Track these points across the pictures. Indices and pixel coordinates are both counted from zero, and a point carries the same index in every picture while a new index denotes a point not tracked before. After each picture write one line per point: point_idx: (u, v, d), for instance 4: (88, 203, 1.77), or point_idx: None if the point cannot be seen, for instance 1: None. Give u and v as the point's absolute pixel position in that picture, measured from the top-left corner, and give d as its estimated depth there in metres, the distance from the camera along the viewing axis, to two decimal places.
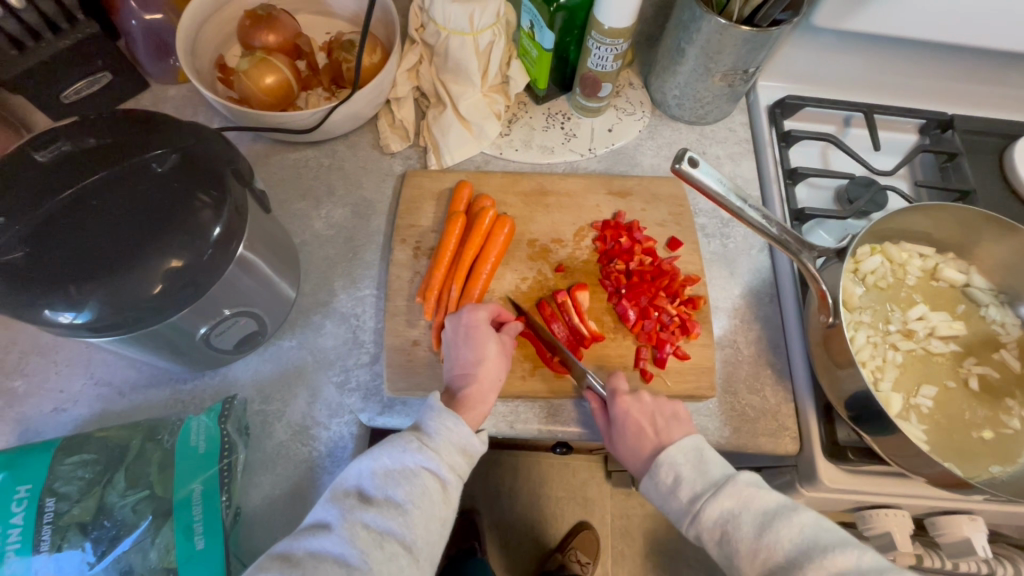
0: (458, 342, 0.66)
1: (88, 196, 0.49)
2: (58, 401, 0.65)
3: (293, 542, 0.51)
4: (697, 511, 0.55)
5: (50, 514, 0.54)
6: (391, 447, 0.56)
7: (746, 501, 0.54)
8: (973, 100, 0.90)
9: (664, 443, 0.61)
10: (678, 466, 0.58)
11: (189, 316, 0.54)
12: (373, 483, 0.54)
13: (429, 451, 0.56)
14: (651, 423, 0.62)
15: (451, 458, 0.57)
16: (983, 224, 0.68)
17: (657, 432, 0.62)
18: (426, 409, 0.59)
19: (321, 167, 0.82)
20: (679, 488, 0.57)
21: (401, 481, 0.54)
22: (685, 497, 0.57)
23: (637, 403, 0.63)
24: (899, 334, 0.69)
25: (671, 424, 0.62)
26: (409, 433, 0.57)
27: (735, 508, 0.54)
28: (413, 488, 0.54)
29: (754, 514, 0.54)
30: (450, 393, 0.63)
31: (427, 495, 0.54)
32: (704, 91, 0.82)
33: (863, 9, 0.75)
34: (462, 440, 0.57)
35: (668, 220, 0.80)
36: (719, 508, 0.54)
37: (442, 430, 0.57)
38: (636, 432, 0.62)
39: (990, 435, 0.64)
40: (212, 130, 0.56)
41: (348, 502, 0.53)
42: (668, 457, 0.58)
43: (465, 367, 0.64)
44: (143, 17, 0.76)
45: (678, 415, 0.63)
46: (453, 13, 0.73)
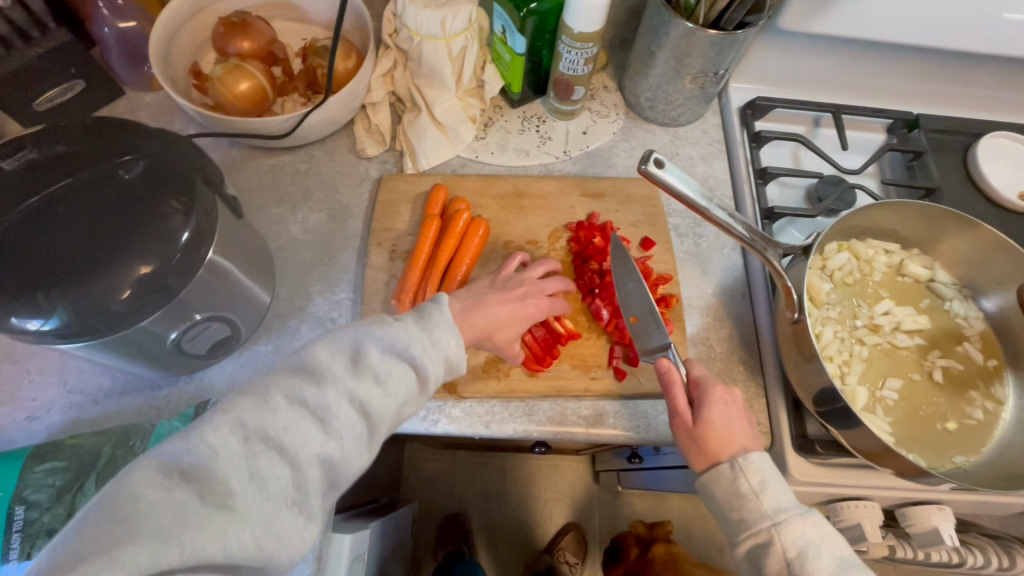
0: (532, 298, 0.69)
1: (54, 204, 0.49)
2: (31, 410, 0.65)
3: (274, 383, 0.49)
4: (780, 521, 0.53)
5: (20, 522, 0.54)
6: (391, 334, 0.54)
7: (829, 537, 0.52)
8: (938, 99, 0.92)
9: (748, 445, 0.58)
10: (767, 472, 0.55)
11: (160, 321, 0.54)
12: (366, 355, 0.52)
13: (426, 354, 0.54)
14: (741, 421, 0.60)
15: (438, 369, 0.56)
16: (945, 220, 0.70)
17: (745, 432, 0.59)
18: (434, 311, 0.58)
19: (297, 172, 0.82)
20: (764, 493, 0.54)
21: (392, 369, 0.52)
22: (769, 504, 0.54)
23: (733, 400, 0.61)
24: (866, 329, 0.71)
25: (753, 432, 0.60)
26: (414, 327, 0.55)
27: (819, 539, 0.52)
28: (400, 378, 0.52)
29: (834, 551, 0.51)
30: (463, 314, 0.66)
31: (408, 389, 0.53)
32: (675, 93, 0.83)
33: (827, 12, 0.77)
34: (453, 356, 0.57)
35: (641, 221, 0.81)
36: (803, 529, 0.52)
37: (443, 339, 0.56)
38: (727, 426, 0.58)
39: (954, 426, 0.66)
40: (182, 137, 0.56)
41: (337, 365, 0.51)
42: (760, 459, 0.56)
43: (508, 309, 0.67)
44: (116, 25, 0.77)
45: (753, 429, 0.61)
46: (425, 19, 0.74)
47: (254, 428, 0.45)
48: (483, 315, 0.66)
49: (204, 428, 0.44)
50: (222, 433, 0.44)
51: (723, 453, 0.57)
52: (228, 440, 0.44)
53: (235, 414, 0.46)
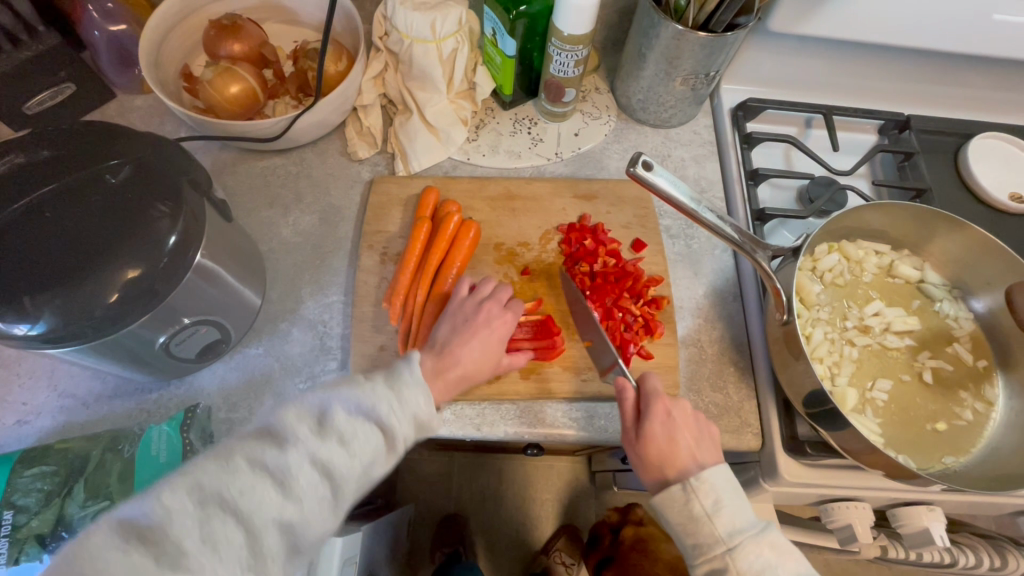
0: (500, 321, 0.67)
1: (41, 208, 0.49)
2: (21, 414, 0.65)
3: (237, 445, 0.48)
4: (735, 546, 0.53)
5: (8, 527, 0.54)
6: (360, 395, 0.54)
7: (784, 555, 0.53)
8: (929, 100, 0.93)
9: (698, 459, 0.58)
10: (720, 490, 0.55)
11: (148, 325, 0.54)
12: (332, 418, 0.51)
13: (394, 416, 0.54)
14: (690, 433, 0.60)
15: (407, 429, 0.55)
16: (934, 221, 0.70)
17: (696, 445, 0.59)
18: (406, 369, 0.57)
19: (289, 175, 0.82)
20: (718, 515, 0.54)
21: (359, 431, 0.52)
22: (723, 527, 0.54)
23: (679, 411, 0.61)
24: (856, 330, 0.71)
25: (708, 442, 0.60)
26: (383, 387, 0.55)
27: (775, 559, 0.53)
28: (367, 441, 0.52)
29: (791, 570, 0.52)
30: (437, 367, 0.64)
31: (375, 452, 0.53)
32: (666, 95, 0.84)
33: (817, 14, 0.77)
34: (423, 416, 0.56)
35: (633, 222, 0.81)
36: (759, 551, 0.53)
37: (412, 399, 0.55)
38: (671, 441, 0.59)
39: (943, 427, 0.66)
40: (170, 141, 0.56)
41: (302, 428, 0.50)
42: (711, 477, 0.56)
43: (484, 349, 0.66)
44: (105, 28, 0.77)
45: (710, 437, 0.61)
46: (415, 22, 0.74)
47: (210, 491, 0.45)
48: (458, 359, 0.64)
49: (158, 493, 0.44)
50: (178, 497, 0.44)
51: (670, 470, 0.58)
52: (185, 504, 0.44)
53: (192, 478, 0.46)
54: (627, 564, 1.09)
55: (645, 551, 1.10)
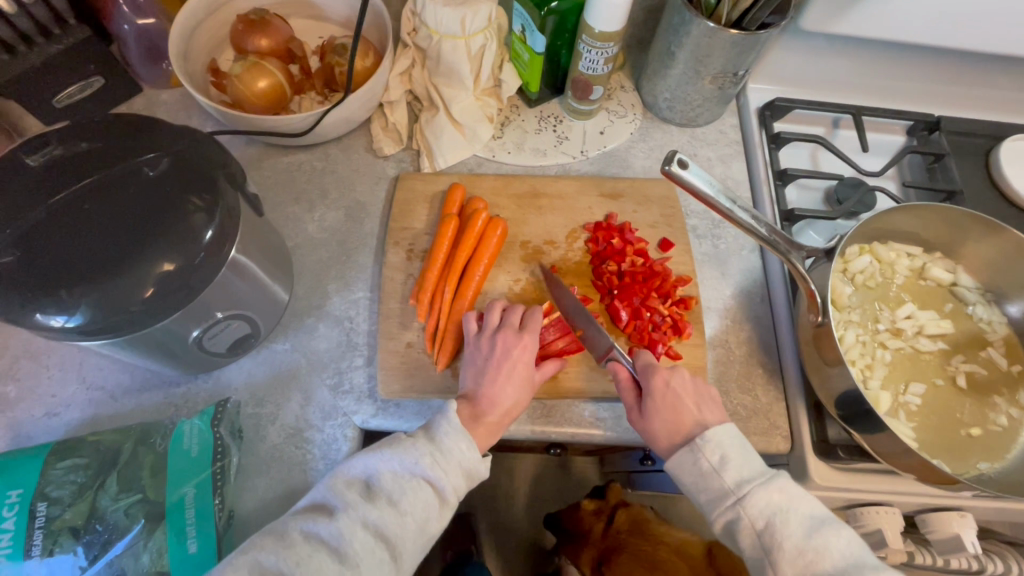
0: (519, 347, 0.65)
1: (80, 200, 0.49)
2: (50, 406, 0.65)
3: (291, 520, 0.52)
4: (743, 496, 0.55)
5: (42, 518, 0.54)
6: (401, 453, 0.56)
7: (795, 499, 0.55)
8: (959, 101, 0.91)
9: (703, 422, 0.61)
10: (725, 446, 0.58)
11: (181, 320, 0.54)
12: (378, 481, 0.55)
13: (438, 468, 0.56)
14: (691, 398, 0.62)
15: (455, 479, 0.57)
16: (969, 224, 0.70)
17: (698, 408, 0.62)
18: (442, 420, 0.59)
19: (314, 170, 0.82)
20: (726, 469, 0.57)
21: (406, 490, 0.54)
22: (731, 479, 0.56)
23: (680, 379, 0.63)
24: (888, 333, 0.70)
25: (710, 406, 0.62)
26: (423, 442, 0.57)
27: (784, 503, 0.54)
28: (416, 498, 0.54)
29: (802, 514, 0.54)
30: (474, 410, 0.62)
31: (426, 508, 0.55)
32: (694, 93, 0.83)
33: (850, 12, 0.76)
34: (469, 464, 0.57)
35: (660, 221, 0.81)
36: (768, 497, 0.55)
37: (453, 448, 0.57)
38: (677, 409, 0.61)
39: (978, 432, 0.65)
40: (205, 134, 0.56)
41: (351, 494, 0.54)
42: (716, 436, 0.58)
43: (516, 381, 0.64)
44: (135, 21, 0.77)
45: (713, 399, 0.63)
46: (444, 17, 0.74)
47: (270, 567, 0.48)
48: (493, 398, 0.62)
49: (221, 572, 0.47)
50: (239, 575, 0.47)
51: (678, 437, 0.61)
52: None
53: (252, 555, 0.49)
54: (632, 553, 0.92)
55: (644, 534, 0.95)
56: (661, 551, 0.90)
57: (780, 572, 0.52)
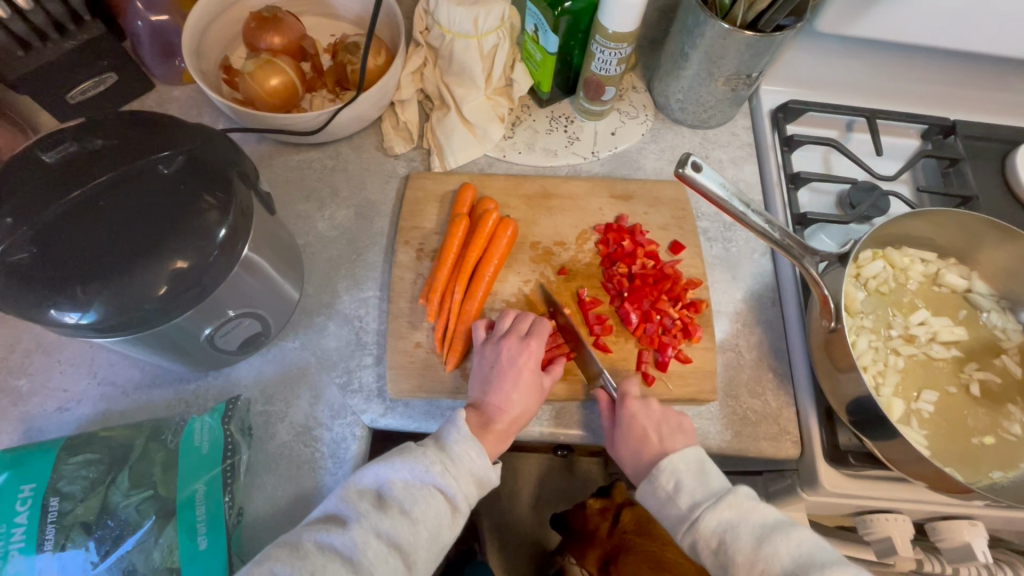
0: (525, 354, 0.65)
1: (95, 197, 0.49)
2: (62, 400, 0.65)
3: (304, 531, 0.53)
4: (696, 519, 0.56)
5: (54, 513, 0.54)
6: (412, 462, 0.57)
7: (745, 512, 0.55)
8: (975, 105, 0.90)
9: (664, 449, 0.62)
10: (680, 473, 0.59)
11: (193, 318, 0.54)
12: (390, 490, 0.56)
13: (449, 476, 0.56)
14: (654, 427, 0.63)
15: (466, 487, 0.57)
16: (985, 230, 0.69)
17: (659, 438, 0.63)
18: (452, 428, 0.59)
19: (325, 169, 0.82)
20: (680, 495, 0.58)
21: (417, 499, 0.55)
22: (685, 504, 0.58)
23: (645, 409, 0.64)
24: (901, 339, 0.69)
25: (675, 434, 0.63)
26: (433, 451, 0.57)
27: (734, 519, 0.55)
28: (428, 506, 0.55)
29: (752, 525, 0.55)
30: (483, 418, 0.62)
31: (438, 516, 0.55)
32: (707, 95, 0.82)
33: (867, 15, 0.76)
34: (480, 471, 0.57)
35: (670, 223, 0.80)
36: (719, 516, 0.56)
37: (464, 456, 0.57)
38: (640, 439, 0.62)
39: (991, 440, 0.64)
40: (219, 132, 0.56)
41: (363, 504, 0.55)
42: (671, 464, 0.60)
43: (523, 389, 0.64)
44: (148, 18, 0.77)
45: (681, 424, 0.64)
46: (457, 16, 0.73)
47: None
48: (501, 406, 0.63)
49: None
50: None
51: (641, 466, 0.62)
52: None
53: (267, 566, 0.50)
54: (638, 553, 0.92)
55: (650, 534, 0.95)
56: (669, 551, 0.90)
57: None
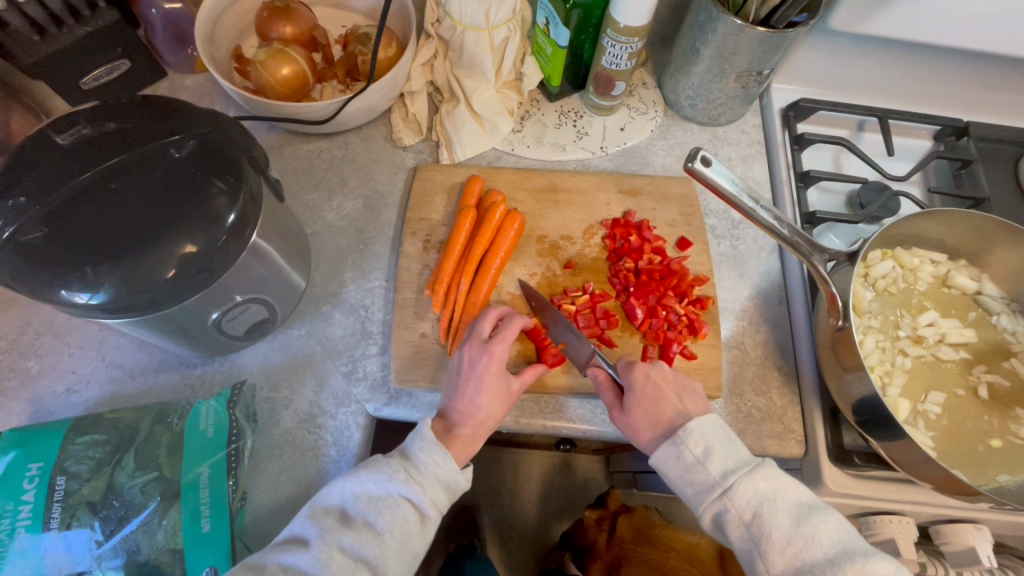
0: (486, 359, 0.64)
1: (106, 179, 0.49)
2: (70, 382, 0.66)
3: (268, 553, 0.52)
4: (729, 487, 0.55)
5: (61, 492, 0.55)
6: (376, 473, 0.57)
7: (781, 487, 0.54)
8: (987, 107, 0.90)
9: (685, 412, 0.60)
10: (710, 438, 0.57)
11: (201, 302, 0.55)
12: (355, 505, 0.55)
13: (414, 484, 0.56)
14: (672, 390, 0.62)
15: (434, 493, 0.57)
16: (996, 232, 0.68)
17: (678, 400, 0.61)
18: (416, 437, 0.59)
19: (333, 159, 0.83)
20: (710, 460, 0.56)
21: (383, 510, 0.55)
22: (716, 470, 0.56)
23: (659, 371, 0.63)
24: (909, 340, 0.69)
25: (693, 399, 0.62)
26: (397, 461, 0.57)
27: (771, 493, 0.54)
28: (394, 517, 0.55)
29: (790, 503, 0.53)
30: (448, 425, 0.62)
31: (406, 526, 0.55)
32: (717, 92, 0.82)
33: (881, 13, 0.75)
34: (447, 477, 0.58)
35: (678, 220, 0.80)
36: (754, 487, 0.54)
37: (429, 464, 0.57)
38: (657, 399, 0.61)
39: (998, 444, 0.64)
40: (231, 119, 0.56)
41: (328, 521, 0.54)
42: (699, 427, 0.58)
43: (488, 393, 0.62)
44: (162, 6, 0.78)
45: (695, 390, 0.63)
46: (469, 8, 0.73)
47: None
48: (465, 412, 0.62)
49: None
50: None
51: (660, 428, 0.60)
52: None
53: None
54: (639, 563, 0.90)
55: (650, 541, 0.93)
56: (671, 559, 0.88)
57: (768, 559, 0.52)
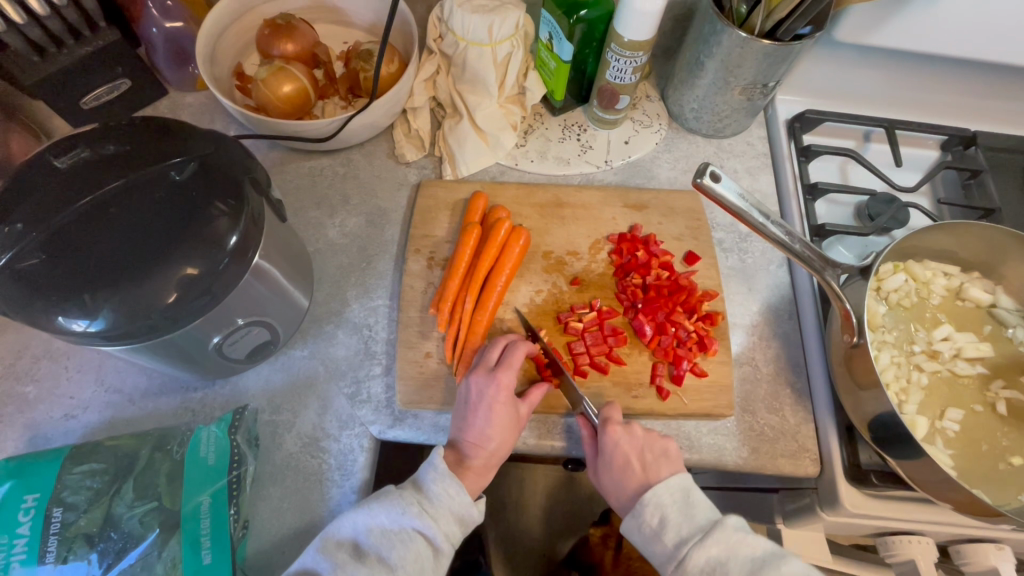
0: (493, 387, 0.62)
1: (106, 203, 0.48)
2: (68, 408, 0.65)
3: None
4: (683, 558, 0.56)
5: (57, 524, 0.53)
6: (390, 505, 0.56)
7: (735, 547, 0.55)
8: (994, 116, 0.89)
9: (647, 479, 0.61)
10: (663, 507, 0.59)
11: (202, 326, 0.54)
12: (368, 538, 0.54)
13: (427, 517, 0.56)
14: (638, 455, 0.62)
15: (446, 527, 0.57)
16: (1010, 244, 0.67)
17: (642, 465, 0.61)
18: (428, 468, 0.59)
19: (335, 176, 0.82)
20: (664, 531, 0.58)
21: (396, 544, 0.54)
22: (670, 541, 0.57)
23: (628, 436, 0.62)
24: (924, 354, 0.67)
25: (659, 461, 0.62)
26: (410, 494, 0.57)
27: (723, 556, 0.54)
28: (407, 551, 0.54)
29: (746, 562, 0.54)
30: (459, 454, 0.62)
31: (419, 560, 0.54)
32: (723, 104, 0.81)
33: (886, 24, 0.74)
34: (459, 509, 0.58)
35: (685, 234, 0.79)
36: (707, 554, 0.55)
37: (443, 496, 0.57)
38: (623, 465, 0.61)
39: (1019, 462, 0.62)
40: (232, 139, 0.55)
41: (341, 555, 0.53)
42: (654, 499, 0.59)
43: (498, 424, 0.61)
44: (163, 25, 0.77)
45: (666, 450, 0.62)
46: (472, 24, 0.73)
47: None
48: (476, 442, 0.61)
49: None
50: None
51: (625, 494, 0.62)
52: None
53: None
54: None
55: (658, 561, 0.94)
56: None
57: None
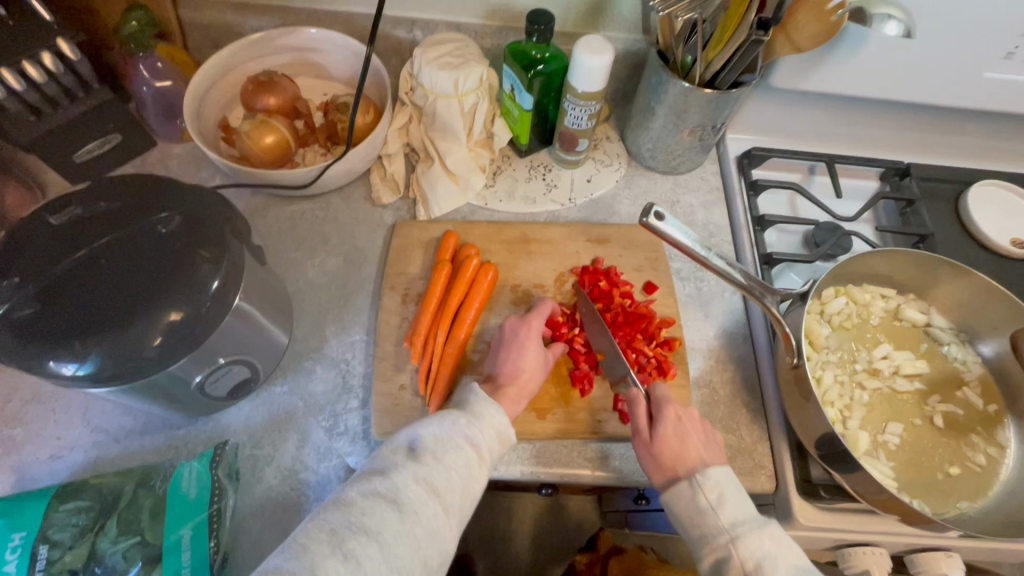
0: (525, 327, 0.72)
1: (96, 257, 0.53)
2: (55, 449, 0.67)
3: (347, 487, 0.54)
4: (737, 535, 0.57)
5: (43, 561, 0.56)
6: (440, 419, 0.61)
7: (784, 548, 0.57)
8: (925, 149, 0.97)
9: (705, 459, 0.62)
10: (725, 487, 0.60)
11: (187, 366, 0.57)
12: (421, 443, 0.58)
13: (474, 428, 0.60)
14: (699, 436, 0.64)
15: (489, 439, 0.61)
16: (938, 266, 0.73)
17: (702, 445, 0.64)
18: (470, 393, 0.64)
19: (315, 220, 0.87)
20: (722, 508, 0.59)
21: (448, 448, 0.58)
22: (726, 519, 0.59)
23: (691, 417, 0.66)
24: (865, 372, 0.72)
25: (712, 449, 0.64)
26: (457, 412, 0.62)
27: (774, 550, 0.56)
28: (458, 454, 0.58)
29: (789, 564, 0.56)
30: (495, 386, 0.68)
31: (468, 463, 0.58)
32: (674, 144, 0.88)
33: (816, 71, 0.82)
34: (500, 426, 0.62)
35: (644, 265, 0.84)
36: (760, 542, 0.57)
37: (484, 413, 0.62)
38: (683, 444, 0.63)
39: (956, 470, 0.67)
40: (212, 191, 0.60)
41: (398, 457, 0.57)
42: (716, 476, 0.61)
43: (530, 357, 0.69)
44: (153, 84, 0.83)
45: (716, 441, 0.65)
46: (439, 78, 0.79)
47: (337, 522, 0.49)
48: (511, 372, 0.68)
49: (294, 537, 0.48)
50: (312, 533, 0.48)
51: (680, 467, 0.62)
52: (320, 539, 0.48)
53: (319, 518, 0.50)
54: None
55: None
56: None
57: None
